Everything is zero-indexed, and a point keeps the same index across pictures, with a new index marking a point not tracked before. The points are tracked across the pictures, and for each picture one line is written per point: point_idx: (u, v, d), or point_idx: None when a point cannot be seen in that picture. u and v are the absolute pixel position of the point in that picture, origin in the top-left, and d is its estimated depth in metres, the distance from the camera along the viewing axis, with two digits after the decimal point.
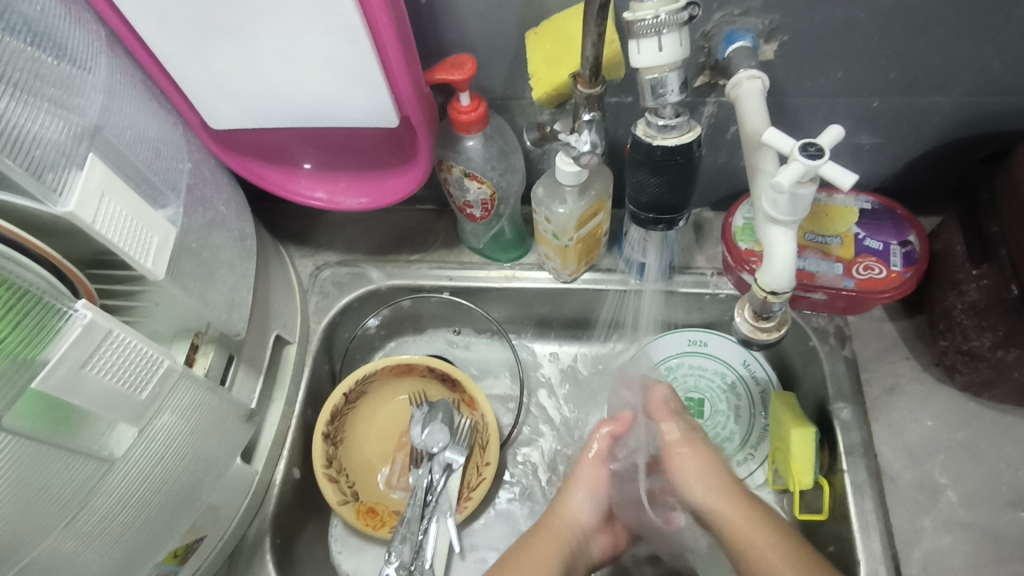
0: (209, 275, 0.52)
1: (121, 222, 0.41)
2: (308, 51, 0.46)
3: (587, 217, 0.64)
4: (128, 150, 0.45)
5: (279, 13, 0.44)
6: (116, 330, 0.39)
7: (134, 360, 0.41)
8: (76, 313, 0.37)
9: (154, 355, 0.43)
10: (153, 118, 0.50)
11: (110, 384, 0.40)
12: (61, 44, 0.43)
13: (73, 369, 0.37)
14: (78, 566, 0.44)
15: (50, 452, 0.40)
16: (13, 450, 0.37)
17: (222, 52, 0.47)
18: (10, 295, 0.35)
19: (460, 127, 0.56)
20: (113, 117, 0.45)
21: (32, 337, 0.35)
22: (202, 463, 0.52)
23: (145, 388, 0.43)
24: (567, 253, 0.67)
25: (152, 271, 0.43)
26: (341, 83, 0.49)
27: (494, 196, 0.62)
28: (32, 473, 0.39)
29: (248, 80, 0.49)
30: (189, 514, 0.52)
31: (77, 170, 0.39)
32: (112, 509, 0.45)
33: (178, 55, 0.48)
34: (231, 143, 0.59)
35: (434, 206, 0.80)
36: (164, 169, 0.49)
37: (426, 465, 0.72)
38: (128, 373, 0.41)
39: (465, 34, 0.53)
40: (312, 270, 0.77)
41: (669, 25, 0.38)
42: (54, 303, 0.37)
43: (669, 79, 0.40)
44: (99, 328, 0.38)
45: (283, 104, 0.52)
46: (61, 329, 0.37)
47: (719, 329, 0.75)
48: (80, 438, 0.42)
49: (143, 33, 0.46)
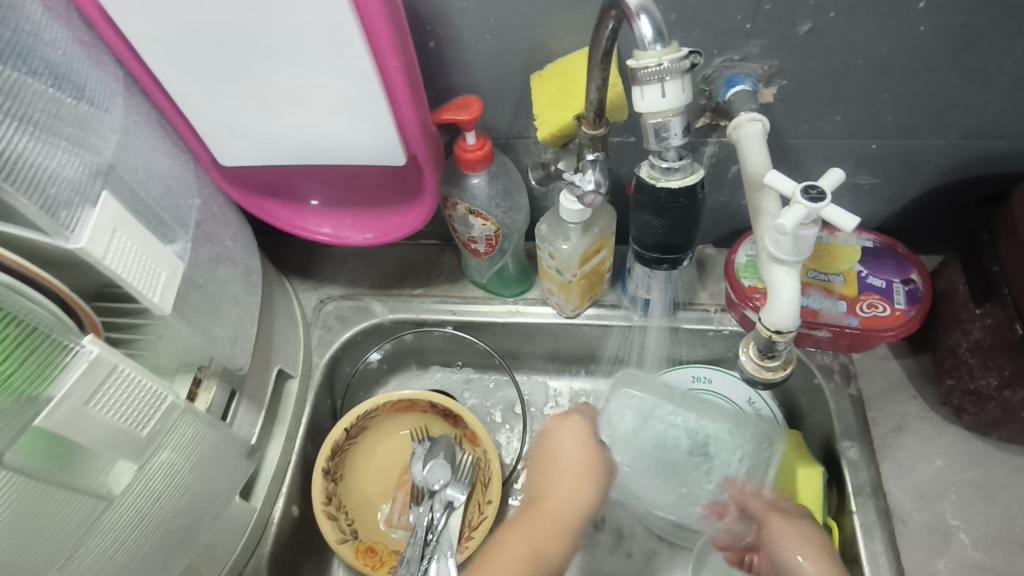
0: (215, 310, 0.52)
1: (131, 258, 0.41)
2: (319, 92, 0.47)
3: (591, 253, 0.65)
4: (140, 187, 0.46)
5: (291, 57, 0.45)
6: (122, 364, 0.39)
7: (138, 396, 0.41)
8: (82, 348, 0.37)
9: (158, 391, 0.43)
10: (166, 155, 0.51)
11: (113, 421, 0.40)
12: (80, 84, 0.44)
13: (76, 407, 0.37)
14: None
15: (48, 489, 0.39)
16: (15, 488, 0.37)
17: (235, 93, 0.49)
18: (20, 333, 0.35)
19: (466, 166, 0.57)
20: (128, 155, 0.46)
21: (36, 373, 0.36)
22: (202, 500, 0.51)
23: (147, 425, 0.43)
24: (570, 288, 0.68)
25: (158, 305, 0.43)
26: (352, 123, 0.50)
27: (498, 233, 0.63)
28: (31, 511, 0.38)
29: (259, 120, 0.51)
30: (184, 554, 0.51)
31: (90, 208, 0.40)
32: (98, 557, 0.43)
33: (192, 95, 0.49)
34: (241, 180, 0.59)
35: (438, 240, 0.81)
36: (174, 206, 0.49)
37: (427, 502, 0.72)
38: (131, 409, 0.41)
39: (472, 76, 0.55)
40: (315, 303, 0.77)
41: (672, 73, 0.39)
42: (62, 339, 0.37)
43: (672, 123, 0.41)
44: (105, 363, 0.38)
45: (292, 143, 0.53)
46: (67, 365, 0.37)
47: (723, 366, 0.74)
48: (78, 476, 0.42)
49: (160, 76, 0.48)
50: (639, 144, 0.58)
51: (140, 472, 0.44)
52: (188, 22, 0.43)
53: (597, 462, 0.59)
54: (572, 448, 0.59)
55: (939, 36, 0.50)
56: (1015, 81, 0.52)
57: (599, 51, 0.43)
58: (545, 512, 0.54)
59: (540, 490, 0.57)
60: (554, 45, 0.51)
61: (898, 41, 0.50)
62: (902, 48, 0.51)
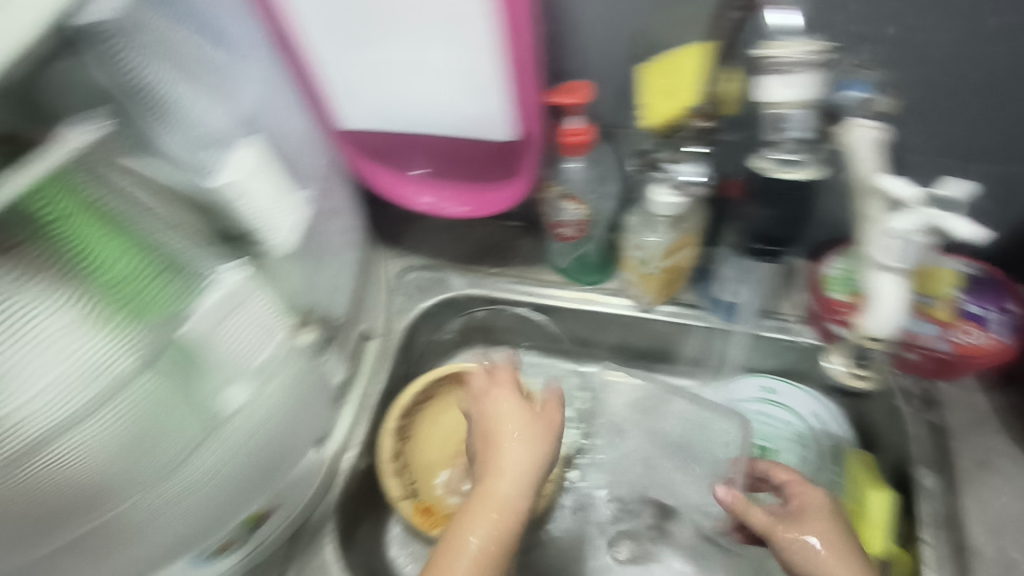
0: (321, 261, 0.56)
1: (266, 201, 0.45)
2: (444, 61, 0.50)
3: (677, 248, 0.66)
4: (277, 136, 0.49)
5: (424, 23, 0.48)
6: (250, 296, 0.45)
7: (257, 326, 0.46)
8: (217, 276, 0.44)
9: (273, 326, 0.48)
10: (301, 111, 0.55)
11: (237, 347, 0.44)
12: (236, 37, 0.47)
13: (211, 328, 0.42)
14: (169, 515, 0.48)
15: (178, 402, 0.44)
16: (153, 393, 0.42)
17: (364, 61, 0.52)
18: (167, 258, 0.41)
19: (568, 150, 0.59)
20: (270, 107, 0.50)
21: (174, 296, 0.41)
22: (291, 437, 0.56)
23: (263, 356, 0.47)
24: (649, 280, 0.70)
25: (280, 248, 0.47)
26: (468, 97, 0.52)
27: (589, 218, 0.64)
28: (163, 417, 0.43)
29: (384, 87, 0.54)
30: (269, 482, 0.56)
31: (234, 152, 0.44)
32: (200, 474, 0.48)
33: (328, 56, 0.53)
34: (355, 141, 0.63)
35: (521, 222, 0.82)
36: (304, 159, 0.53)
37: None
38: (250, 338, 0.46)
39: (584, 61, 0.56)
40: (399, 271, 0.81)
41: (806, 64, 0.40)
42: (199, 267, 0.43)
43: (796, 116, 0.41)
44: (237, 293, 0.43)
45: (411, 112, 0.55)
46: (203, 288, 0.43)
47: (796, 378, 0.73)
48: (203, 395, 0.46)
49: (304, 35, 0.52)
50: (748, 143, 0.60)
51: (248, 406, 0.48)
52: None
53: (540, 434, 0.53)
54: (514, 419, 0.54)
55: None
56: None
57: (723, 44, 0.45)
58: (492, 496, 0.50)
59: (489, 471, 0.52)
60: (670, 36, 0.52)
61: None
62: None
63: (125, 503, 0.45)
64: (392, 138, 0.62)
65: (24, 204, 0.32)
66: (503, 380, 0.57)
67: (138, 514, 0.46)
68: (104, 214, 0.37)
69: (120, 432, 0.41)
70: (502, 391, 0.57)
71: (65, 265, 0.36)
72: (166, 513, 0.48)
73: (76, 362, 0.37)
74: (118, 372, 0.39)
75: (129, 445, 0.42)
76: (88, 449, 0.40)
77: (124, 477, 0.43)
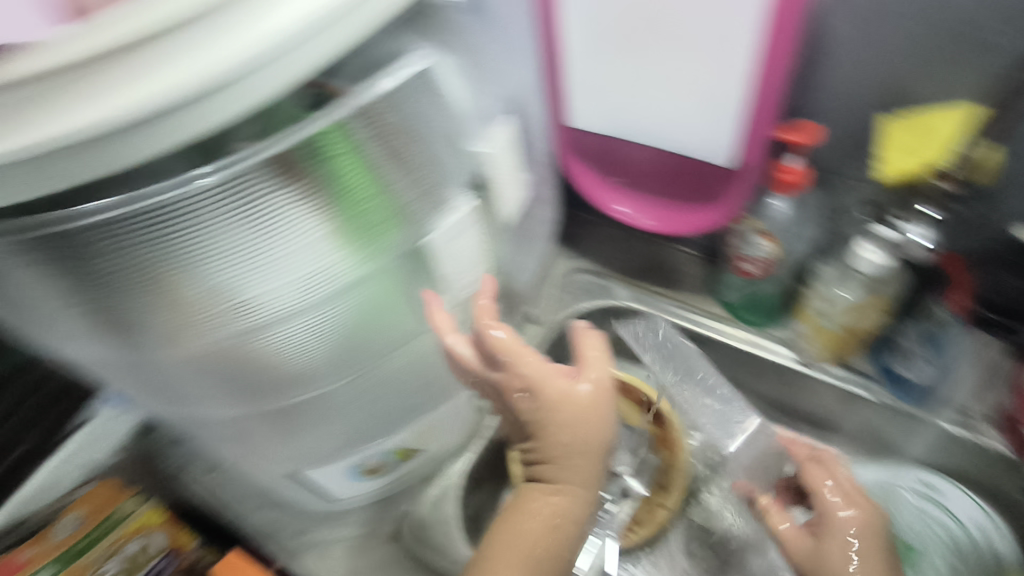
0: (523, 240, 0.61)
1: (506, 172, 0.50)
2: (690, 79, 0.53)
3: (867, 310, 0.64)
4: (525, 116, 0.54)
5: (682, 42, 0.51)
6: (472, 221, 0.49)
7: (469, 251, 0.50)
8: (456, 204, 0.47)
9: (478, 252, 0.52)
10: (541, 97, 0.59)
11: (451, 266, 0.49)
12: (518, 21, 0.53)
13: (441, 246, 0.47)
14: (354, 406, 0.54)
15: (388, 309, 0.49)
16: (375, 299, 0.47)
17: (614, 67, 0.56)
18: (420, 181, 0.44)
19: (778, 188, 0.59)
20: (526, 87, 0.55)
21: (402, 232, 0.44)
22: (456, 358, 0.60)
23: (463, 276, 0.52)
24: (822, 335, 0.69)
25: (502, 217, 0.52)
26: (703, 117, 0.55)
27: (776, 259, 0.65)
28: (372, 321, 0.48)
29: (623, 91, 0.58)
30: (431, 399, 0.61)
31: (495, 123, 0.49)
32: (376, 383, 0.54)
33: (581, 57, 0.57)
34: (570, 142, 0.67)
35: (699, 252, 0.78)
36: (535, 142, 0.57)
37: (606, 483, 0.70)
38: (463, 259, 0.50)
39: (821, 104, 0.56)
40: (568, 269, 0.85)
41: None
42: (444, 195, 0.46)
43: None
44: (465, 217, 0.47)
45: (639, 118, 0.59)
46: (443, 213, 0.46)
47: (966, 482, 0.67)
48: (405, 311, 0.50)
49: (567, 32, 0.56)
50: (986, 220, 0.57)
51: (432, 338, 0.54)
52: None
53: (589, 431, 0.53)
54: (572, 417, 0.53)
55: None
56: None
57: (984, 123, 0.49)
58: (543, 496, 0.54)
59: (548, 482, 0.54)
60: (926, 93, 0.51)
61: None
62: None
63: (314, 395, 0.51)
64: (605, 146, 0.65)
65: (317, 136, 0.36)
66: (584, 341, 0.56)
67: (324, 404, 0.52)
68: (369, 158, 0.40)
69: (327, 334, 0.46)
70: (547, 372, 0.52)
71: (325, 190, 0.39)
72: (342, 410, 0.54)
73: (313, 271, 0.42)
74: (342, 287, 0.44)
75: (331, 347, 0.47)
76: (302, 340, 0.46)
77: (319, 373, 0.49)
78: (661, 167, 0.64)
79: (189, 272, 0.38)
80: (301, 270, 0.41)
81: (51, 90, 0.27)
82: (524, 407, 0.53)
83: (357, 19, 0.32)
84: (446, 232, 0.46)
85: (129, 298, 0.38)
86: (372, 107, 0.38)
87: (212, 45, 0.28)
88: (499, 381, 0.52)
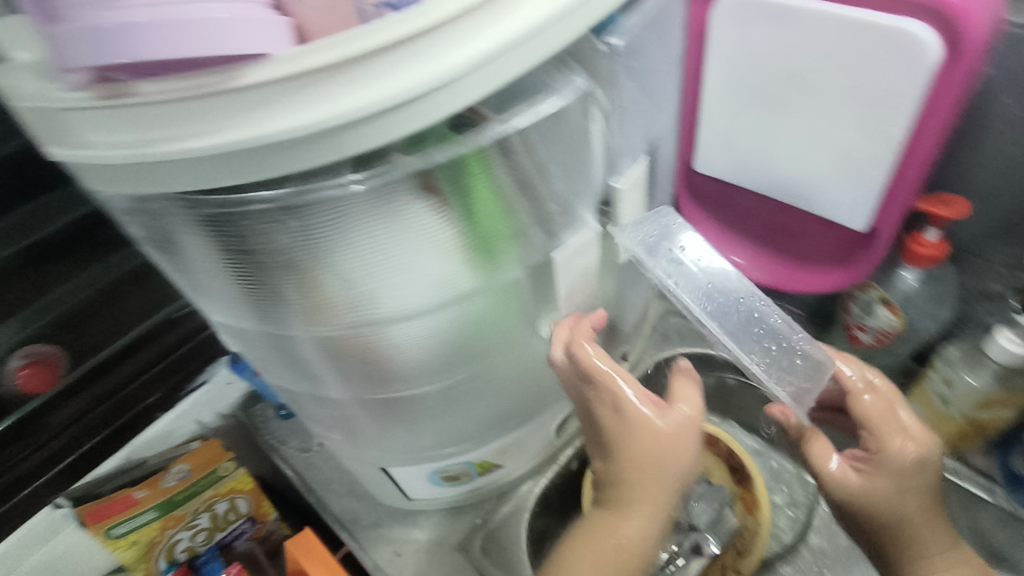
0: (634, 276, 0.62)
1: (633, 210, 0.51)
2: (832, 141, 0.53)
3: (996, 402, 0.59)
4: (656, 159, 0.55)
5: (830, 104, 0.51)
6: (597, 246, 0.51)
7: (587, 272, 0.52)
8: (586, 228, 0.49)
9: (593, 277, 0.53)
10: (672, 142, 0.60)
11: (569, 287, 0.51)
12: (667, 69, 0.54)
13: (564, 268, 0.49)
14: (447, 408, 0.56)
15: (498, 320, 0.50)
16: (488, 309, 0.49)
17: (753, 120, 0.56)
18: (553, 210, 0.46)
19: (911, 259, 0.57)
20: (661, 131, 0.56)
21: (517, 253, 0.46)
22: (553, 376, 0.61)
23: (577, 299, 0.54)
24: (942, 422, 0.64)
25: (622, 253, 0.54)
26: (840, 179, 0.54)
27: (899, 332, 0.62)
28: (480, 328, 0.50)
29: (757, 145, 0.58)
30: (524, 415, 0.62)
31: (631, 162, 0.51)
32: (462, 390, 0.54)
33: (718, 108, 0.58)
34: (691, 186, 0.68)
35: (805, 312, 0.76)
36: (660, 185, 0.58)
37: (679, 535, 0.68)
38: (581, 280, 0.52)
39: (970, 180, 0.54)
40: (665, 311, 0.85)
41: None
42: (576, 219, 0.48)
43: None
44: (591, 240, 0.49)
45: (770, 172, 0.59)
46: (575, 232, 0.48)
47: None
48: (514, 324, 0.52)
49: (707, 83, 0.57)
50: None
51: (534, 352, 0.57)
52: (761, 53, 0.52)
53: (673, 464, 0.50)
54: (658, 446, 0.49)
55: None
56: None
57: None
58: (617, 529, 0.51)
59: (621, 504, 0.51)
60: None
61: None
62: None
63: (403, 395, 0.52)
64: (728, 196, 0.65)
65: (462, 160, 0.38)
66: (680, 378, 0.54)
67: (422, 403, 0.54)
68: (499, 187, 0.41)
69: (428, 340, 0.48)
70: (634, 395, 0.50)
71: (458, 210, 0.41)
72: (428, 413, 0.56)
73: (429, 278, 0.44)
74: (451, 298, 0.46)
75: (430, 353, 0.49)
76: (415, 341, 0.47)
77: (423, 374, 0.51)
78: (785, 225, 0.63)
79: (329, 265, 0.41)
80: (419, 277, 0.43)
81: (227, 104, 0.29)
82: (608, 425, 0.51)
83: (511, 58, 0.34)
84: (569, 252, 0.48)
85: (271, 279, 0.42)
86: (511, 140, 0.39)
87: (383, 71, 0.30)
88: (589, 393, 0.51)
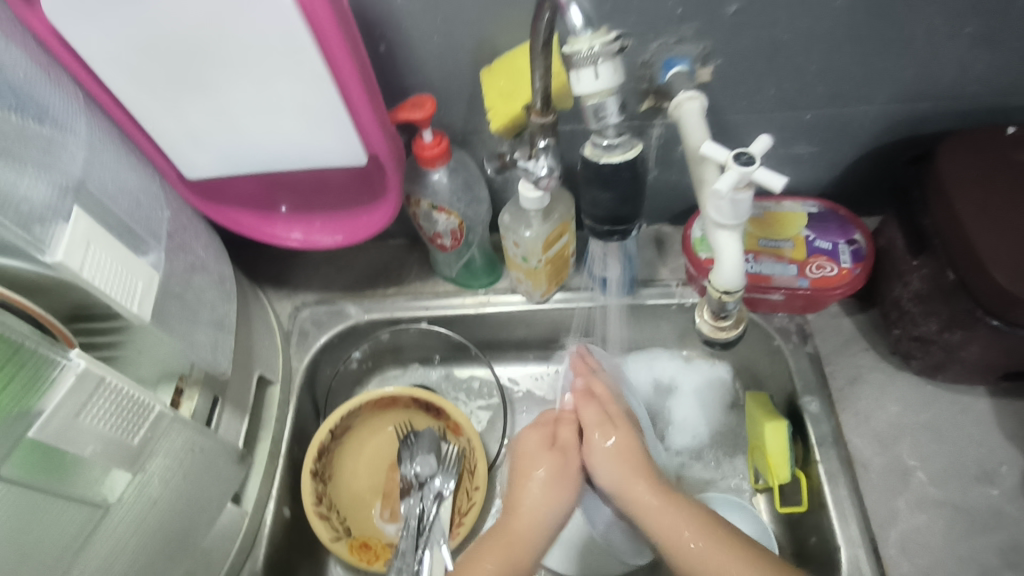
0: (193, 314, 0.53)
1: (109, 271, 0.43)
2: (280, 99, 0.49)
3: (553, 238, 0.68)
4: (111, 202, 0.47)
5: (243, 66, 0.46)
6: (107, 377, 0.41)
7: (126, 407, 0.43)
8: (70, 362, 0.39)
9: (144, 401, 0.45)
10: (131, 168, 0.52)
11: (105, 431, 0.41)
12: (41, 104, 0.45)
13: (68, 419, 0.39)
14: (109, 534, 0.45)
15: (43, 499, 0.41)
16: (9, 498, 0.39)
17: (226, 135, 0.52)
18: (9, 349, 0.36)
19: (426, 163, 0.61)
20: (96, 170, 0.47)
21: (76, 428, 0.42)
22: (195, 507, 0.53)
23: (136, 433, 0.44)
24: (537, 273, 0.72)
25: (138, 315, 0.45)
26: (314, 122, 0.51)
27: (462, 226, 0.67)
28: (26, 520, 0.40)
29: (220, 131, 0.52)
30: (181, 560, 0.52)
31: (64, 222, 0.41)
32: (234, 525, 0.63)
33: (154, 111, 0.50)
34: (212, 195, 0.61)
35: (404, 240, 0.85)
36: (144, 218, 0.51)
37: (417, 494, 0.76)
38: (120, 420, 0.43)
39: (427, 77, 0.59)
40: (291, 310, 0.81)
41: (603, 55, 0.43)
42: (49, 354, 0.38)
43: (608, 103, 0.45)
44: (92, 376, 0.39)
45: (255, 152, 0.54)
46: (55, 379, 0.38)
47: (690, 338, 0.82)
48: (71, 485, 0.43)
49: (122, 98, 0.49)
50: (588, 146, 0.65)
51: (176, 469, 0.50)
52: (145, 42, 0.45)
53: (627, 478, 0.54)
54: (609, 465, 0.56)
55: (816, 154, 0.68)
56: (902, 85, 0.61)
57: (540, 38, 0.45)
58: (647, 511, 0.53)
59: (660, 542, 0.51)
60: (499, 40, 0.55)
61: (802, 135, 0.66)
62: (818, 89, 0.61)
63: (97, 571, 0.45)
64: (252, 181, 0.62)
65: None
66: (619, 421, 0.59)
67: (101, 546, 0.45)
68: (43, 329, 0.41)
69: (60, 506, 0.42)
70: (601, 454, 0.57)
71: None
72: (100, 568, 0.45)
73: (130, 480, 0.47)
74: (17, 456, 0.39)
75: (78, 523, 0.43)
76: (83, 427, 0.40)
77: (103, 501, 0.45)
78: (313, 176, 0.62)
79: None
80: (96, 444, 0.41)
81: None
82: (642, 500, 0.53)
83: None
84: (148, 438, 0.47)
85: None
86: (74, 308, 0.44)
87: None
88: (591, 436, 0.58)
